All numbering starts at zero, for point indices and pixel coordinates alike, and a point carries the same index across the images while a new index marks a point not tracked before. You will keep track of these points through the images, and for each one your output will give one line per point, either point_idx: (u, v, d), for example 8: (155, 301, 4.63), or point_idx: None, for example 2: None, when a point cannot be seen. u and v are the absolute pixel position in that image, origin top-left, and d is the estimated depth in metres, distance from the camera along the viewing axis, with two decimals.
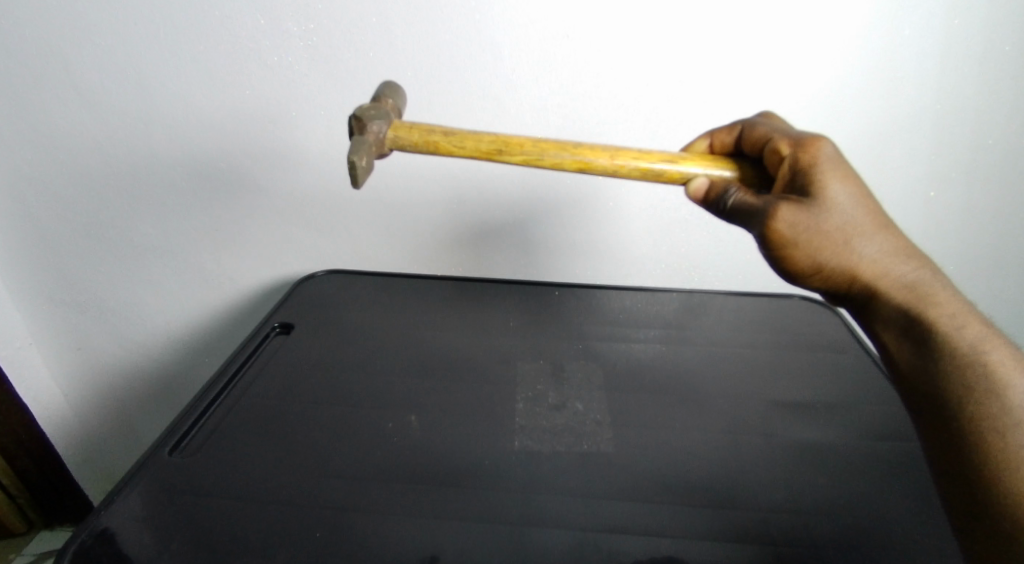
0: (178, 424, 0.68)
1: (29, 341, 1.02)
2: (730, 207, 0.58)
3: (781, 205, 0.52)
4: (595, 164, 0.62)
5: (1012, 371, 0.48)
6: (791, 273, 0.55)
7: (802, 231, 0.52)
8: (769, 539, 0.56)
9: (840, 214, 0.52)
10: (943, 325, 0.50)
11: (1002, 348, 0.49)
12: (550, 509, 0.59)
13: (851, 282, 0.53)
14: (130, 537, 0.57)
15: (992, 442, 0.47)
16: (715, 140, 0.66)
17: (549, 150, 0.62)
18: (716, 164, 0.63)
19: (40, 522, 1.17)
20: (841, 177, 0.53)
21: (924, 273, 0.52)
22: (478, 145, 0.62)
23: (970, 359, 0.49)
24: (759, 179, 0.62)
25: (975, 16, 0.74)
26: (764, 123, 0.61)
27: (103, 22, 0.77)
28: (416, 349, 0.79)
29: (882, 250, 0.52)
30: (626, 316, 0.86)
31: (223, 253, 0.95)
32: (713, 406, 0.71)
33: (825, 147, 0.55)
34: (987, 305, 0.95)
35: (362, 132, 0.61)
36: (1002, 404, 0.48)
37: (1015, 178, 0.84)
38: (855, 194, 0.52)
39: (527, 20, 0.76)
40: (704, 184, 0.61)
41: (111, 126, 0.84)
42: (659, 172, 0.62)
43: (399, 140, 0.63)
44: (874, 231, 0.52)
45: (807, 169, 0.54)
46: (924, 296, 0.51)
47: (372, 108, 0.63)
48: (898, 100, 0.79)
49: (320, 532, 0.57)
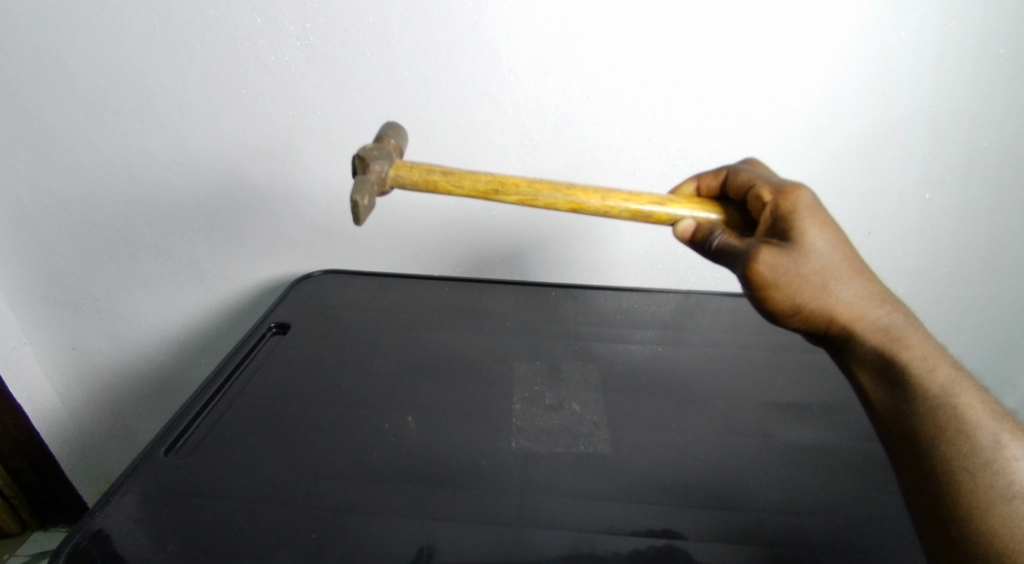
0: (173, 426, 0.67)
1: (23, 340, 1.01)
2: (714, 248, 0.58)
3: (762, 248, 0.54)
4: (587, 205, 0.63)
5: (979, 412, 0.51)
6: (773, 313, 0.57)
7: (783, 273, 0.53)
8: (765, 540, 0.57)
9: (819, 258, 0.53)
10: (916, 367, 0.53)
11: (970, 390, 0.52)
12: (548, 509, 0.59)
13: (829, 323, 0.55)
14: (124, 538, 0.57)
15: (964, 482, 0.50)
16: (702, 184, 0.66)
17: (543, 191, 0.63)
18: (703, 208, 0.63)
19: (34, 523, 1.16)
20: (820, 224, 0.54)
21: (897, 317, 0.54)
22: (475, 185, 0.64)
23: (941, 400, 0.51)
24: (743, 223, 0.62)
25: (970, 19, 0.74)
26: (748, 170, 0.63)
27: (98, 20, 0.76)
28: (413, 350, 0.79)
29: (859, 294, 0.54)
30: (623, 317, 0.87)
31: (219, 252, 0.94)
32: (709, 407, 0.71)
33: (805, 196, 0.56)
34: (983, 306, 0.95)
35: (365, 171, 0.62)
36: (971, 444, 0.50)
37: (1009, 178, 0.84)
38: (833, 240, 0.53)
39: (524, 20, 0.76)
40: (691, 226, 0.61)
41: (107, 125, 0.83)
42: (649, 214, 0.63)
43: (400, 179, 0.65)
44: (851, 274, 0.54)
45: (787, 216, 0.55)
46: (898, 339, 0.53)
47: (376, 148, 0.64)
48: (894, 102, 0.79)
49: (316, 534, 0.57)
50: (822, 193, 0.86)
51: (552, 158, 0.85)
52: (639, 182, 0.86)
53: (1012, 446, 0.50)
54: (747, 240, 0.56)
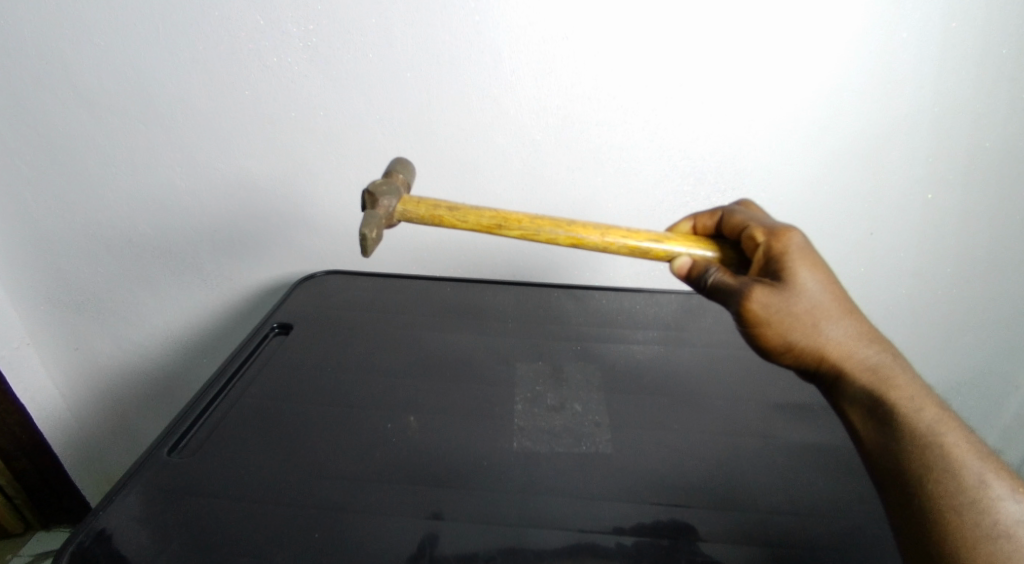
0: (177, 425, 0.68)
1: (27, 341, 1.01)
2: (709, 286, 0.61)
3: (755, 287, 0.56)
4: (587, 240, 0.65)
5: (966, 452, 0.52)
6: (765, 350, 0.59)
7: (775, 311, 0.56)
8: (768, 540, 0.57)
9: (809, 298, 0.55)
10: (905, 406, 0.54)
11: (957, 430, 0.53)
12: (550, 509, 0.59)
13: (820, 362, 0.57)
14: (128, 538, 0.57)
15: (951, 520, 0.50)
16: (698, 223, 0.68)
17: (545, 226, 0.65)
18: (699, 245, 0.65)
19: (37, 522, 1.16)
20: (811, 265, 0.56)
21: (885, 357, 0.56)
22: (479, 220, 0.66)
23: (929, 440, 0.52)
24: (738, 261, 0.64)
25: (973, 19, 0.74)
26: (742, 211, 0.64)
27: (101, 21, 0.77)
28: (415, 350, 0.79)
29: (847, 333, 0.56)
30: (625, 317, 0.87)
31: (222, 253, 0.94)
32: (711, 407, 0.71)
33: (796, 238, 0.58)
34: (986, 306, 0.94)
35: (374, 206, 0.66)
36: (958, 484, 0.51)
37: (1012, 178, 0.84)
38: (823, 281, 0.56)
39: (526, 21, 0.76)
40: (687, 263, 0.63)
41: (110, 126, 0.84)
42: (646, 251, 0.65)
43: (407, 214, 0.67)
44: (840, 314, 0.56)
45: (779, 256, 0.57)
46: (886, 378, 0.55)
47: (384, 184, 0.67)
48: (896, 102, 0.79)
49: (319, 533, 0.57)
50: (825, 194, 0.86)
51: (553, 158, 0.85)
52: (641, 181, 0.86)
53: (997, 486, 0.51)
54: (741, 278, 0.58)
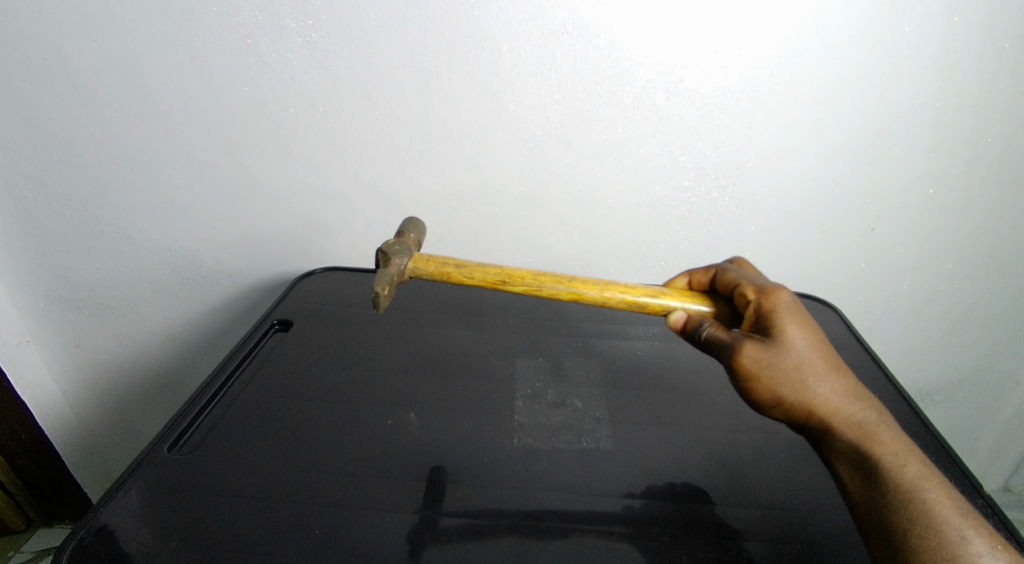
0: (177, 422, 0.67)
1: (27, 339, 1.00)
2: (703, 339, 0.61)
3: (746, 342, 0.57)
4: (587, 296, 0.67)
5: (948, 509, 0.53)
6: (755, 403, 0.59)
7: (764, 366, 0.56)
8: (770, 536, 0.57)
9: (797, 354, 0.56)
10: (888, 462, 0.55)
11: (939, 486, 0.54)
12: (551, 504, 0.59)
13: (809, 416, 0.57)
14: (130, 536, 0.57)
15: None
16: (693, 278, 0.69)
17: (547, 282, 0.67)
18: (695, 299, 0.66)
19: (39, 518, 1.17)
20: (799, 323, 0.57)
21: (871, 414, 0.57)
22: (485, 277, 0.67)
23: (911, 495, 0.53)
24: (732, 315, 0.65)
25: (976, 15, 0.74)
26: (736, 269, 0.65)
27: (101, 16, 0.76)
28: (415, 347, 0.79)
29: (835, 390, 0.56)
30: (626, 314, 0.87)
31: (221, 249, 0.94)
32: (711, 403, 0.71)
33: (785, 296, 0.58)
34: (987, 303, 0.94)
35: (387, 265, 0.66)
36: (939, 540, 0.51)
37: (1013, 174, 0.83)
38: (811, 339, 0.56)
39: (526, 16, 0.75)
40: (682, 318, 0.64)
41: (110, 123, 0.83)
42: (643, 305, 0.66)
43: (417, 272, 0.69)
44: (827, 371, 0.57)
45: (769, 313, 0.58)
46: (871, 435, 0.56)
47: (396, 243, 0.68)
48: (898, 97, 0.79)
49: (320, 529, 0.57)
50: (826, 188, 0.86)
51: (552, 155, 0.85)
52: (641, 179, 0.86)
53: (977, 542, 0.51)
54: (733, 333, 0.59)
